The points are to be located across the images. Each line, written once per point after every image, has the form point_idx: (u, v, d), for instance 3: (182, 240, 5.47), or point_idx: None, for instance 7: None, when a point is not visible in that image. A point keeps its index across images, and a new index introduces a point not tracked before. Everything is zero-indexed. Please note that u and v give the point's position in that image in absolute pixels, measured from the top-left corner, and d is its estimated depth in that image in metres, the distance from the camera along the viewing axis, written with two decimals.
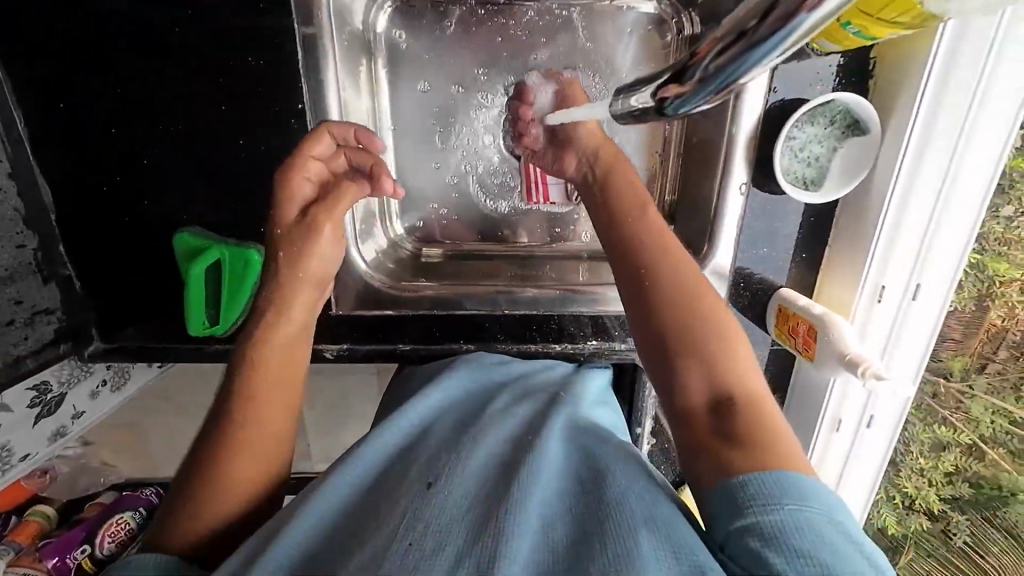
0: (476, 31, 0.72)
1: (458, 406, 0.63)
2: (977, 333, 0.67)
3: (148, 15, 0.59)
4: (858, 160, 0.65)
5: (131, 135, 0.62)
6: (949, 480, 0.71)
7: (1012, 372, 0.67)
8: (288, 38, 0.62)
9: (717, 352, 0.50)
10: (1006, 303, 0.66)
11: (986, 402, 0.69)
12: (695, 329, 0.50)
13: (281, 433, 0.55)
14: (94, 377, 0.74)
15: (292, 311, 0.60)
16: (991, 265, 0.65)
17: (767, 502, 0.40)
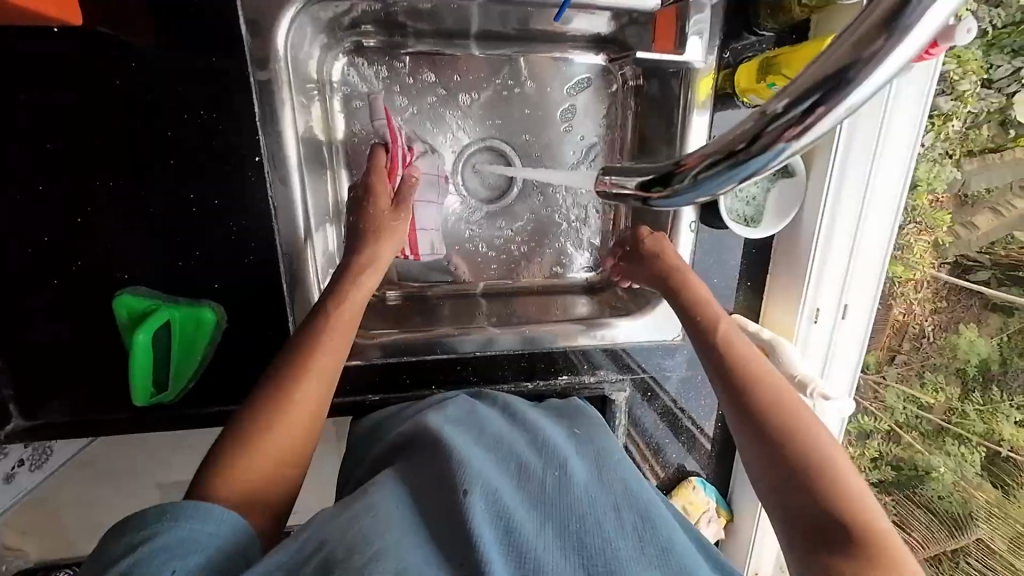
0: (435, 71, 0.80)
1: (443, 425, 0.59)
2: (884, 327, 0.84)
3: (94, 60, 0.59)
4: (789, 199, 0.74)
5: (68, 192, 0.61)
6: (875, 466, 0.88)
7: (915, 362, 0.83)
8: (242, 88, 0.62)
9: (810, 446, 0.54)
10: (905, 301, 0.82)
11: (899, 391, 0.84)
12: (803, 443, 0.54)
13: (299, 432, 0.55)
14: (9, 459, 0.76)
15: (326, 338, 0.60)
16: (891, 268, 0.81)
17: None
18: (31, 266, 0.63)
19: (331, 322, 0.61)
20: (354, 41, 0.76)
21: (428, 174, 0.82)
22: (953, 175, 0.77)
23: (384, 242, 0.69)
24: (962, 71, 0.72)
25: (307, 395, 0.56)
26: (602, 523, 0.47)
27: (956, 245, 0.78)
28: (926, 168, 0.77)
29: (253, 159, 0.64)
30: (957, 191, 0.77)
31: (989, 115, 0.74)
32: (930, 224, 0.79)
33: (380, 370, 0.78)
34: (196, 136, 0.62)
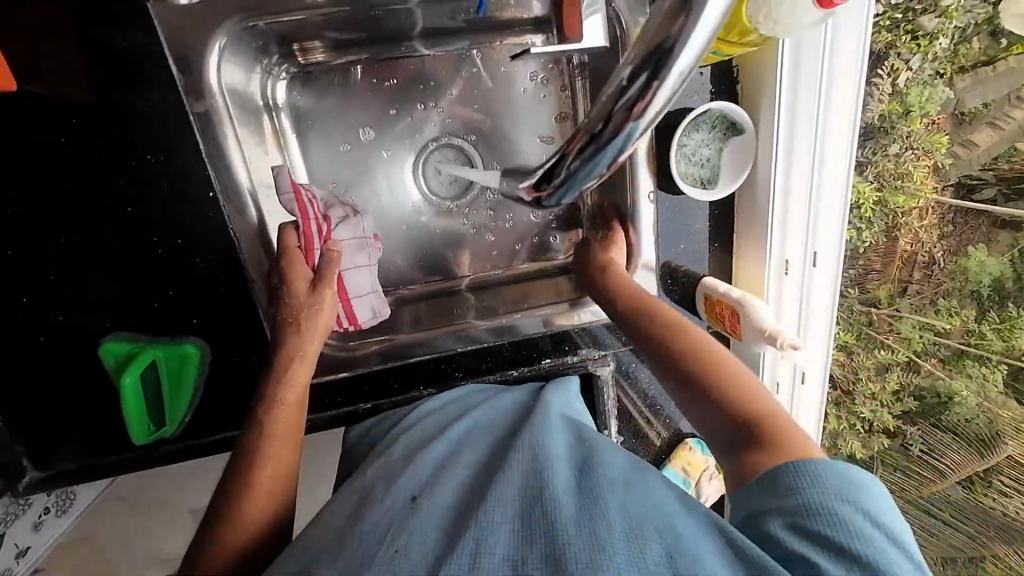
0: (382, 79, 0.81)
1: (424, 437, 0.64)
2: (894, 260, 0.85)
3: (36, 123, 0.60)
4: (741, 156, 0.75)
5: (35, 253, 0.64)
6: (898, 398, 0.89)
7: (927, 291, 0.86)
8: (183, 126, 0.63)
9: (718, 379, 0.59)
10: (910, 230, 0.84)
11: (913, 321, 0.86)
12: (716, 374, 0.59)
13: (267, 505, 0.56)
14: (33, 508, 0.81)
15: (280, 400, 0.62)
16: (892, 198, 0.82)
17: (791, 488, 0.47)
18: (15, 327, 0.65)
19: (271, 433, 0.60)
20: (292, 64, 0.78)
21: (351, 242, 0.75)
22: (946, 94, 0.78)
23: (312, 333, 0.66)
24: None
25: (268, 469, 0.58)
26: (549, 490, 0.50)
27: (957, 166, 0.82)
28: (917, 92, 0.76)
29: (207, 195, 0.66)
30: (952, 109, 0.80)
31: (978, 26, 0.75)
32: (928, 147, 0.80)
33: (367, 377, 0.80)
34: (147, 180, 0.64)
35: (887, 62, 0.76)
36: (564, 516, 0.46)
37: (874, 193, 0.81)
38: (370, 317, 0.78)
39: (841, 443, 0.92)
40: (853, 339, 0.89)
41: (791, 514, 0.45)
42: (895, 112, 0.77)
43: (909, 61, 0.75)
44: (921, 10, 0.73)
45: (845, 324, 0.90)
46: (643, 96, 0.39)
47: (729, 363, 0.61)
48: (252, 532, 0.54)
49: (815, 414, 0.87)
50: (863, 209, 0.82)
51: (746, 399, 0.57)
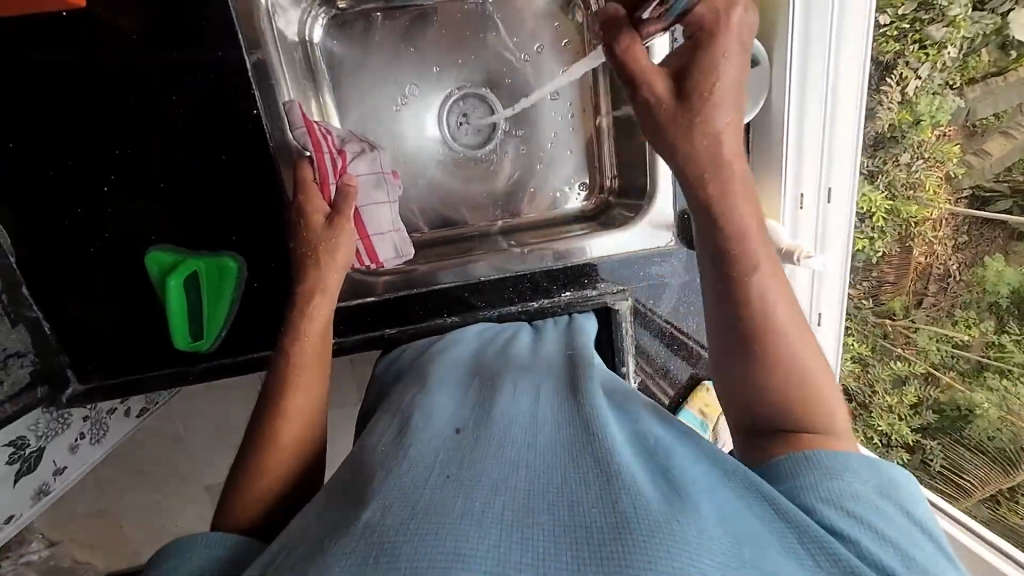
0: (412, 26, 0.86)
1: (444, 384, 0.61)
2: (908, 272, 0.89)
3: (97, 40, 0.65)
4: (757, 87, 0.78)
5: (92, 165, 0.68)
6: (917, 412, 0.91)
7: (943, 302, 0.88)
8: (233, 48, 0.67)
9: (789, 350, 0.49)
10: (922, 241, 0.87)
11: (930, 333, 0.89)
12: (782, 343, 0.49)
13: (302, 434, 0.59)
14: (72, 430, 0.82)
15: (304, 341, 0.64)
16: (904, 207, 0.86)
17: (830, 471, 0.43)
18: (69, 236, 0.69)
19: (296, 363, 0.63)
20: (329, 9, 0.83)
21: (368, 176, 0.79)
22: (957, 104, 0.80)
23: (329, 265, 0.68)
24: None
25: (298, 404, 0.60)
26: (581, 446, 0.45)
27: (970, 175, 0.82)
28: (927, 102, 0.81)
29: (252, 113, 0.70)
30: (964, 120, 0.81)
31: (986, 37, 0.78)
32: (940, 157, 0.83)
33: (393, 305, 0.82)
34: (197, 98, 0.68)
35: (895, 72, 0.80)
36: (603, 447, 0.45)
37: (885, 201, 0.86)
38: (392, 257, 0.82)
39: (888, 449, 0.93)
40: (868, 350, 0.93)
41: (826, 493, 0.42)
42: (905, 121, 0.82)
43: (918, 70, 0.80)
44: (928, 19, 0.78)
45: (861, 335, 0.94)
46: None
47: (797, 330, 0.50)
48: (287, 459, 0.57)
49: (833, 347, 0.90)
50: (874, 217, 0.86)
51: (802, 377, 0.49)
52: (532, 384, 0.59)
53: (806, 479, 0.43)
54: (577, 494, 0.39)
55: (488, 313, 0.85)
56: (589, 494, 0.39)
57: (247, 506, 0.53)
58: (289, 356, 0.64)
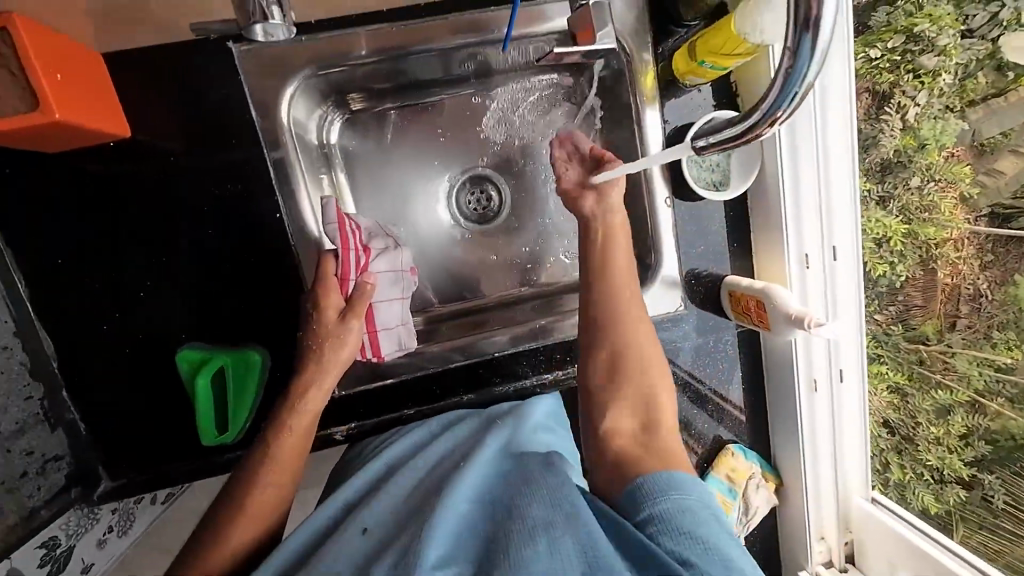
0: (418, 119, 0.92)
1: (389, 470, 0.68)
2: (935, 294, 0.82)
3: (138, 162, 0.72)
4: (748, 160, 0.82)
5: (131, 272, 0.73)
6: (967, 444, 0.81)
7: (980, 325, 0.79)
8: (259, 162, 0.74)
9: (643, 386, 0.69)
10: (948, 262, 0.81)
11: (968, 356, 0.80)
12: (641, 379, 0.69)
13: (261, 527, 0.61)
14: (100, 524, 0.84)
15: (286, 436, 0.66)
16: (922, 231, 0.82)
17: (675, 505, 0.54)
18: (108, 340, 0.74)
19: (272, 464, 0.64)
20: (344, 112, 0.90)
21: (387, 273, 0.79)
22: (962, 126, 0.78)
23: (331, 363, 0.70)
24: (938, 28, 0.76)
25: (263, 495, 0.62)
26: (501, 531, 0.51)
27: (986, 195, 0.78)
28: (930, 126, 0.80)
29: (275, 217, 0.76)
30: (970, 141, 0.78)
31: (980, 61, 0.75)
32: (951, 178, 0.80)
33: (407, 385, 0.84)
34: (227, 206, 0.75)
35: (893, 101, 0.81)
36: (515, 538, 0.49)
37: (901, 226, 0.84)
38: (393, 349, 0.80)
39: (910, 496, 0.87)
40: (906, 379, 0.87)
41: (669, 522, 0.53)
42: (910, 146, 0.82)
43: (916, 97, 0.80)
44: (918, 51, 0.78)
45: (896, 363, 0.88)
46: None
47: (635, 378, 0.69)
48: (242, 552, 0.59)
49: (858, 404, 0.88)
50: (891, 242, 0.84)
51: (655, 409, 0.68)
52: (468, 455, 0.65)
53: (654, 507, 0.55)
54: None
55: (504, 388, 0.85)
56: None
57: None
58: (268, 449, 0.65)
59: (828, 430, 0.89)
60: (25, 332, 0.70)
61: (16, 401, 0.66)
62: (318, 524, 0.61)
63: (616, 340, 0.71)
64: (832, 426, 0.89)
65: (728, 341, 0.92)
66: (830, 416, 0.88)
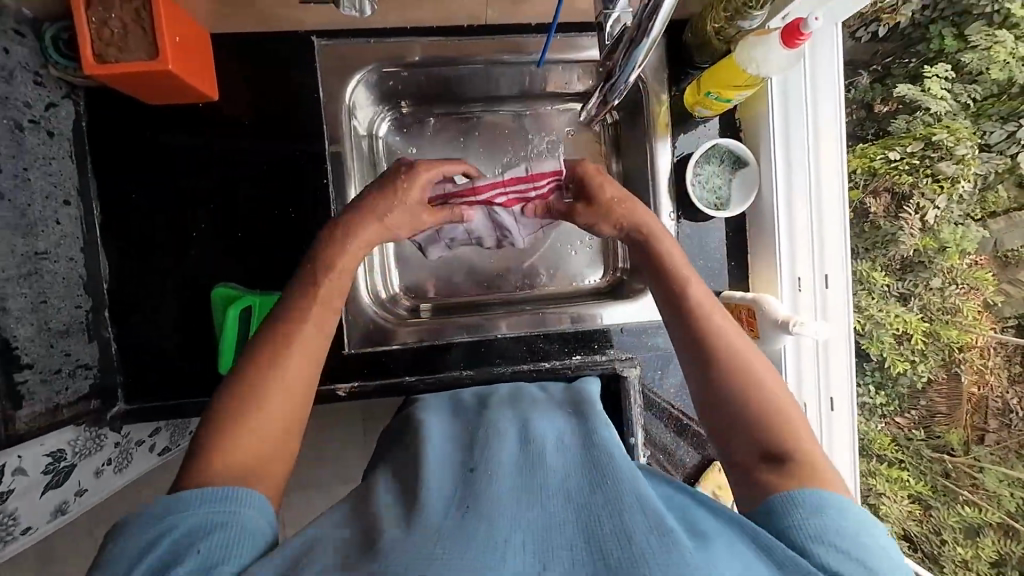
0: (449, 128, 1.00)
1: (459, 426, 0.68)
2: (964, 405, 1.11)
3: (215, 122, 0.83)
4: (749, 184, 0.89)
5: (188, 214, 0.83)
6: (1000, 567, 1.10)
7: (1008, 442, 1.11)
8: (319, 135, 0.86)
9: (752, 397, 0.57)
10: (973, 368, 1.10)
11: (998, 474, 1.10)
12: (748, 393, 0.57)
13: (306, 374, 0.57)
14: (102, 453, 0.86)
15: (324, 286, 0.62)
16: (946, 333, 1.08)
17: (810, 506, 0.48)
18: (155, 270, 0.82)
19: (313, 293, 0.61)
20: (394, 112, 0.98)
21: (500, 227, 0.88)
22: (983, 234, 1.08)
23: (370, 211, 0.68)
24: (954, 139, 1.03)
25: (304, 339, 0.58)
26: (613, 488, 0.51)
27: (1011, 303, 1.10)
28: (952, 230, 1.05)
29: (322, 183, 0.85)
30: (995, 249, 1.10)
31: (1003, 174, 1.08)
32: (975, 285, 1.08)
33: (412, 353, 0.89)
34: (282, 169, 0.85)
35: (913, 202, 1.04)
36: (635, 506, 0.48)
37: (924, 323, 1.07)
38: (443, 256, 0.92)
39: None
40: (931, 491, 1.12)
41: (807, 530, 0.46)
42: (932, 246, 1.05)
43: (936, 200, 1.04)
44: (938, 157, 1.04)
45: (920, 475, 1.12)
46: (648, 22, 0.53)
47: (746, 389, 0.57)
48: (278, 405, 0.54)
49: (849, 441, 0.89)
50: (918, 339, 1.06)
51: (776, 424, 0.55)
52: (546, 425, 0.66)
53: (794, 522, 0.47)
54: (619, 539, 0.44)
55: (503, 370, 0.90)
56: (643, 543, 0.43)
57: (232, 456, 0.51)
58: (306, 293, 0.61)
59: (819, 462, 0.90)
60: (88, 250, 0.79)
61: (67, 306, 0.74)
62: (390, 480, 0.58)
63: (720, 364, 0.59)
64: (822, 460, 0.90)
65: None
66: (821, 447, 0.90)
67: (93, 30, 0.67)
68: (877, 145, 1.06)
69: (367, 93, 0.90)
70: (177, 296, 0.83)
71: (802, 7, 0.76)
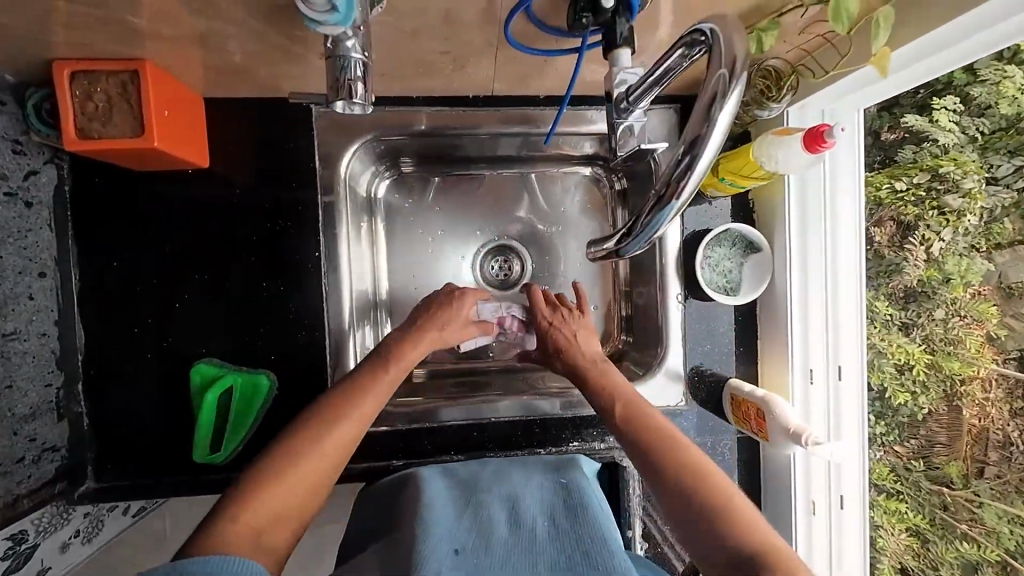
0: (453, 187, 0.96)
1: (452, 494, 0.66)
2: (963, 438, 0.91)
3: (203, 189, 0.80)
4: (760, 271, 0.85)
5: (172, 285, 0.79)
6: None
7: (1008, 476, 0.89)
8: (313, 203, 0.82)
9: (703, 495, 0.56)
10: (975, 402, 0.89)
11: (997, 510, 0.90)
12: (698, 491, 0.56)
13: (356, 436, 0.61)
14: (69, 526, 0.75)
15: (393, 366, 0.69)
16: (947, 363, 0.90)
17: None
18: (134, 343, 0.78)
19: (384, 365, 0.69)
20: (395, 172, 0.93)
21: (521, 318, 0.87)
22: (986, 267, 0.89)
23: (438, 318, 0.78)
24: (962, 172, 0.89)
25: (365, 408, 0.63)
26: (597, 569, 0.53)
27: (1013, 337, 0.87)
28: (954, 262, 0.90)
29: (313, 255, 0.82)
30: (997, 282, 0.88)
31: (1006, 209, 0.88)
32: (978, 317, 0.89)
33: (402, 434, 0.85)
34: (271, 239, 0.81)
35: (917, 232, 0.91)
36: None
37: (925, 355, 0.91)
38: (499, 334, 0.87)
39: None
40: (927, 523, 0.94)
41: None
42: (935, 278, 0.90)
43: (940, 232, 0.90)
44: (943, 189, 0.90)
45: (917, 506, 0.95)
46: (677, 184, 0.47)
47: (693, 487, 0.57)
48: (318, 467, 0.57)
49: (859, 543, 0.85)
50: (917, 370, 0.91)
51: (735, 521, 0.53)
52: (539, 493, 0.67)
53: None
54: None
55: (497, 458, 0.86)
56: None
57: (259, 513, 0.52)
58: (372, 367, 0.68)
59: (825, 563, 0.85)
60: (62, 321, 0.75)
61: (35, 387, 0.70)
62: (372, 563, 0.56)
63: (664, 465, 0.60)
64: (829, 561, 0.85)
65: (727, 446, 0.90)
66: (827, 546, 0.85)
67: (77, 104, 0.63)
68: (882, 172, 0.91)
69: (366, 155, 0.86)
70: (156, 370, 0.79)
71: (823, 100, 0.72)
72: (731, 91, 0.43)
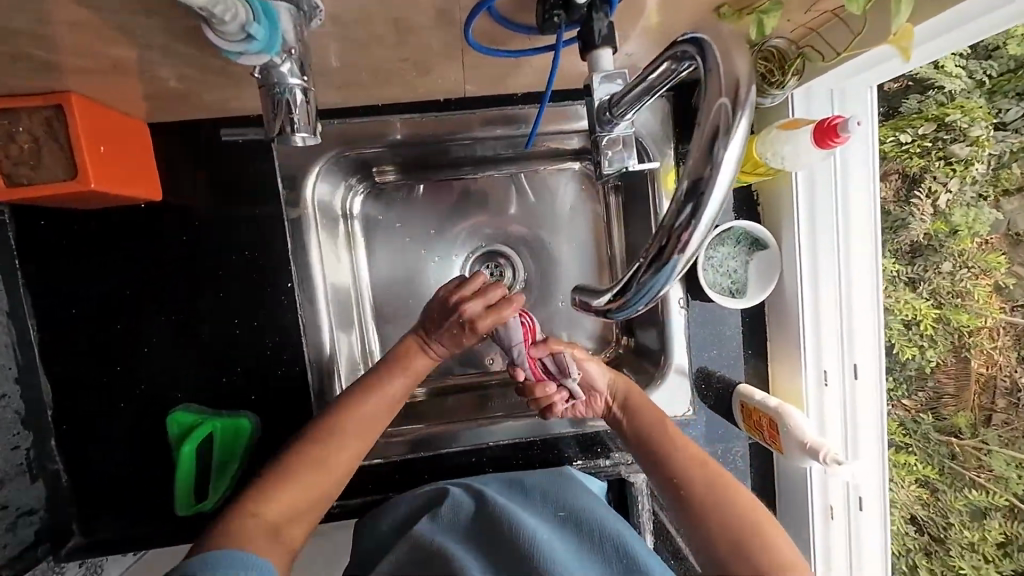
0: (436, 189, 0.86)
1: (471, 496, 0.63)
2: (971, 385, 0.90)
3: (160, 223, 0.74)
4: (768, 266, 0.78)
5: (138, 328, 0.74)
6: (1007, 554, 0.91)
7: (1016, 420, 0.90)
8: (279, 228, 0.76)
9: (736, 511, 0.54)
10: (983, 352, 0.89)
11: (1005, 456, 0.90)
12: (730, 506, 0.55)
13: (354, 454, 0.60)
14: None
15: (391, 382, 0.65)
16: (955, 316, 0.89)
17: None
18: (104, 393, 0.74)
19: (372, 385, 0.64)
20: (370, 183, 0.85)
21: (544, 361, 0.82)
22: (994, 216, 0.89)
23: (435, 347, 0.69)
24: (970, 119, 0.87)
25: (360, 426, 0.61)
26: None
27: (1019, 284, 0.89)
28: (962, 213, 0.88)
29: (286, 285, 0.76)
30: (1005, 230, 0.89)
31: (1013, 153, 0.88)
32: (985, 266, 0.89)
33: (396, 466, 0.81)
34: (240, 270, 0.75)
35: (924, 185, 0.88)
36: None
37: (932, 310, 0.89)
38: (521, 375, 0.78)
39: None
40: (936, 474, 0.92)
41: None
42: (942, 230, 0.88)
43: (947, 184, 0.88)
44: (950, 138, 0.88)
45: (925, 457, 0.93)
46: (679, 236, 0.39)
47: (726, 502, 0.55)
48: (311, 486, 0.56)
49: (880, 547, 0.81)
50: (925, 325, 0.89)
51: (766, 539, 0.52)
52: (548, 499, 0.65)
53: None
54: None
55: None
56: None
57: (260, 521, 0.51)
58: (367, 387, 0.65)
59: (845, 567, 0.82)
60: (24, 376, 0.70)
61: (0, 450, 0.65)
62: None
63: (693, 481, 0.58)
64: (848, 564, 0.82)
65: (738, 452, 0.85)
66: (847, 549, 0.82)
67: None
68: (886, 125, 0.89)
69: (336, 167, 0.78)
70: (130, 419, 0.75)
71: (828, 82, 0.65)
72: (736, 123, 0.36)
